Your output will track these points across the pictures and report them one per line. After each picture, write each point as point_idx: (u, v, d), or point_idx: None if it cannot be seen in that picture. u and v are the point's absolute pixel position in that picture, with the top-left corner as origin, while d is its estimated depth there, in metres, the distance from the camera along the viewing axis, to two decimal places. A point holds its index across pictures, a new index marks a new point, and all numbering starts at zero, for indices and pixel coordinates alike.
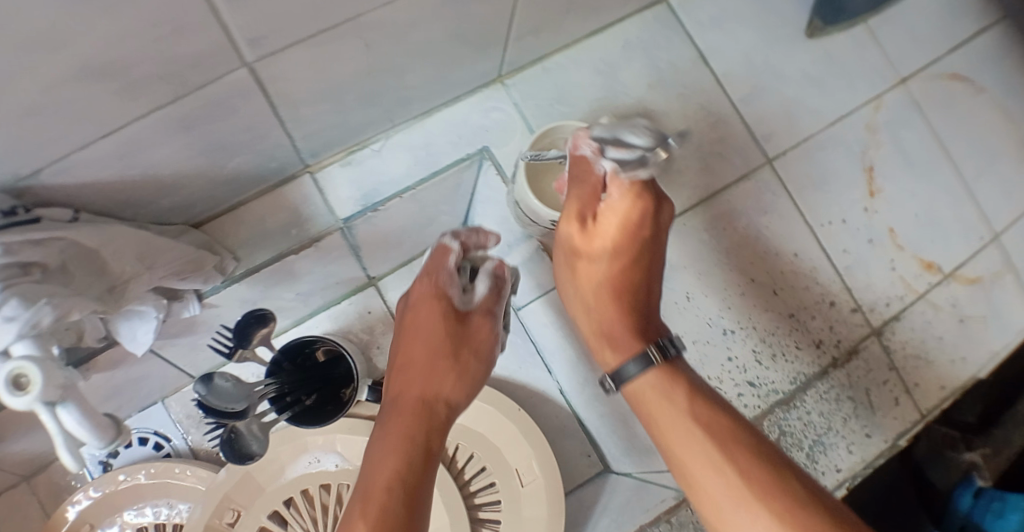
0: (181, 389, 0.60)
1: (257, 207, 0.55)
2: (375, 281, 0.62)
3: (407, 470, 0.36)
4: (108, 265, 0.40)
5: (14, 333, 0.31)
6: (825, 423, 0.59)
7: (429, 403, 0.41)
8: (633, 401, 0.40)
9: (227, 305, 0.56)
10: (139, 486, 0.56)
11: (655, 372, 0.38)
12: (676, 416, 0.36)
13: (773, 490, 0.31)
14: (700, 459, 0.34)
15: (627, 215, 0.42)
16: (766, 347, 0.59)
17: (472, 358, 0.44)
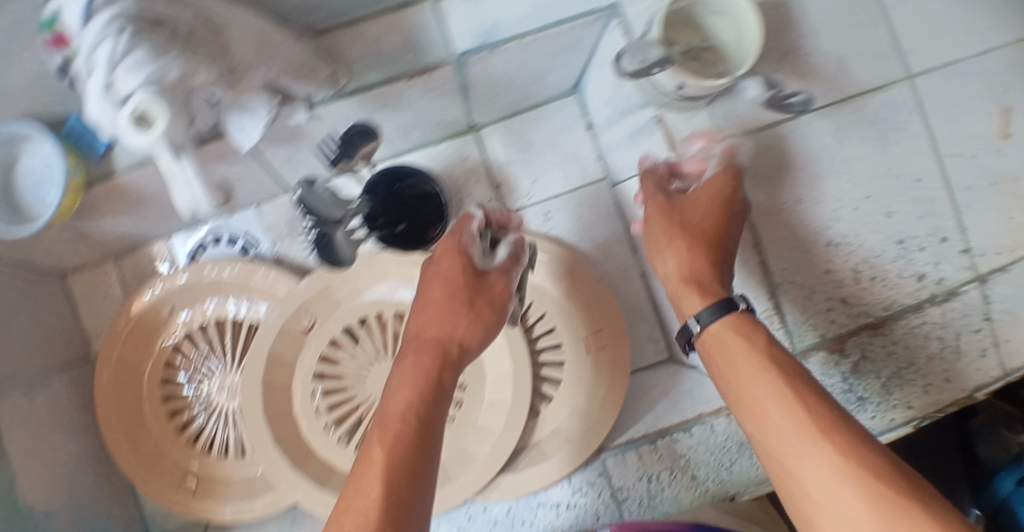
0: (274, 199, 0.61)
1: (376, 21, 0.46)
2: (477, 130, 0.61)
3: (420, 402, 0.40)
4: (231, 47, 0.38)
5: (139, 79, 0.31)
6: (907, 357, 0.57)
7: (447, 344, 0.44)
8: (706, 348, 0.43)
9: (327, 121, 0.51)
10: (221, 282, 0.58)
11: (732, 320, 0.42)
12: (749, 359, 0.39)
13: (841, 438, 0.32)
14: (765, 392, 0.37)
15: (719, 191, 0.48)
16: (868, 268, 0.57)
17: (485, 306, 0.46)
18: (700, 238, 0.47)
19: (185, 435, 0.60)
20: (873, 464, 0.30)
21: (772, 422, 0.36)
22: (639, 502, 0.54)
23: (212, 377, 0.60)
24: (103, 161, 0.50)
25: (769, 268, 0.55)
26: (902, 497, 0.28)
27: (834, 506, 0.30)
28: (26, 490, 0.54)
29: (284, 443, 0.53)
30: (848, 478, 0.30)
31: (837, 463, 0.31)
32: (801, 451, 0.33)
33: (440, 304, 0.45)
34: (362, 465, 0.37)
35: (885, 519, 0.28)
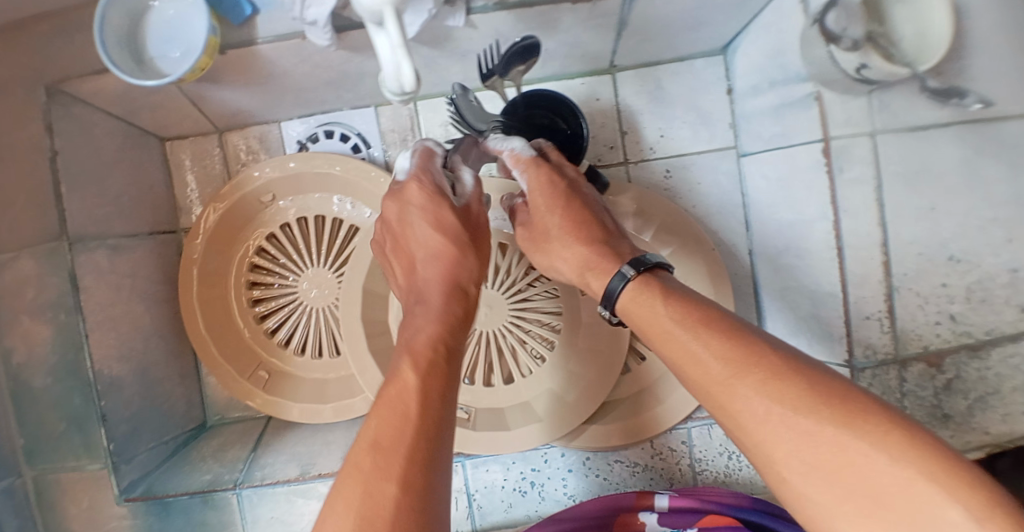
0: (395, 103, 0.61)
1: None
2: (613, 72, 0.65)
3: (446, 335, 0.36)
4: None
5: None
6: (1003, 386, 0.50)
7: (458, 281, 0.40)
8: (626, 321, 0.37)
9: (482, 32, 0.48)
10: (330, 179, 0.57)
11: (634, 286, 0.37)
12: (657, 317, 0.34)
13: (794, 372, 0.27)
14: (696, 349, 0.30)
15: (541, 180, 0.46)
16: (988, 292, 0.47)
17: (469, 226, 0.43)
18: (578, 237, 0.42)
19: (263, 326, 0.61)
20: (796, 376, 0.26)
21: (732, 395, 0.28)
22: (715, 476, 0.55)
23: (300, 275, 0.60)
24: (244, 28, 0.46)
25: (889, 270, 0.52)
26: (849, 410, 0.24)
27: (787, 443, 0.25)
28: (117, 350, 0.54)
29: (375, 348, 0.54)
30: (786, 410, 0.25)
31: (770, 388, 0.26)
32: (729, 381, 0.28)
33: (434, 231, 0.41)
34: (378, 429, 0.29)
35: (830, 430, 0.24)
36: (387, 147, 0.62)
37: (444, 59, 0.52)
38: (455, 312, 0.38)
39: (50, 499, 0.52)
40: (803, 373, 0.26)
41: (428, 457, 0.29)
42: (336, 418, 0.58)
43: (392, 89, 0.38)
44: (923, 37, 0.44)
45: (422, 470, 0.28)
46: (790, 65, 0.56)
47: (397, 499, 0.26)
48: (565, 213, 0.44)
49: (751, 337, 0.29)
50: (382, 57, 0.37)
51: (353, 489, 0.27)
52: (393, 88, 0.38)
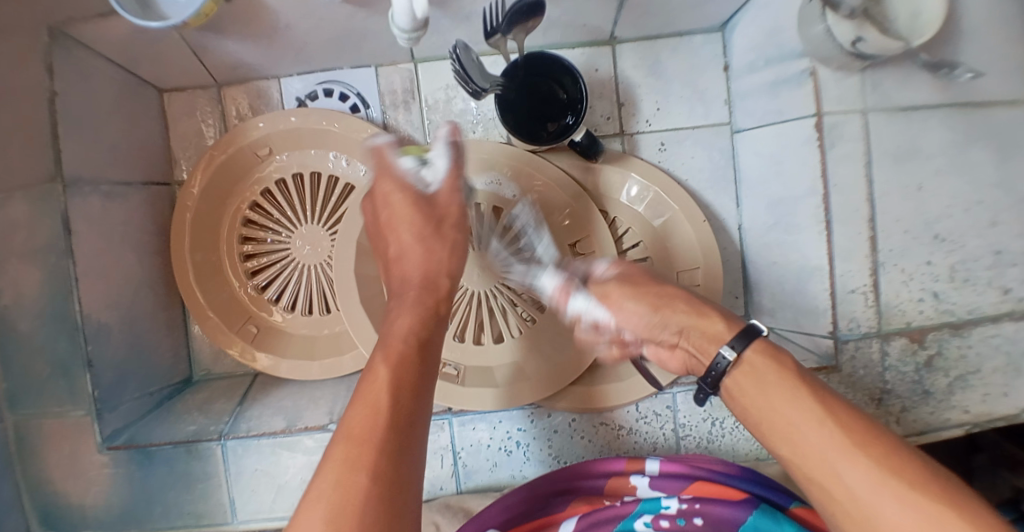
0: (395, 64, 0.61)
1: None
2: (613, 45, 0.66)
3: (419, 328, 0.41)
4: None
5: None
6: (977, 364, 0.56)
7: (432, 280, 0.45)
8: (736, 380, 0.39)
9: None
10: (329, 135, 0.57)
11: (758, 347, 0.38)
12: (775, 384, 0.36)
13: (873, 437, 0.32)
14: (791, 402, 0.34)
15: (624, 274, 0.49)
16: (962, 271, 0.54)
17: (452, 230, 0.47)
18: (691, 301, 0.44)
19: (253, 282, 0.61)
20: (885, 442, 0.31)
21: (805, 436, 0.33)
22: (697, 442, 0.55)
23: (294, 232, 0.60)
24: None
25: (875, 246, 0.54)
26: (923, 478, 0.29)
27: (879, 498, 0.29)
28: (105, 297, 0.54)
29: (367, 304, 0.53)
30: (877, 469, 0.30)
31: (858, 444, 0.31)
32: (821, 426, 0.33)
33: (414, 227, 0.46)
34: (352, 422, 0.33)
35: (914, 494, 0.28)
36: (385, 107, 0.63)
37: (447, 20, 0.53)
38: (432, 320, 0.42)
39: (29, 444, 0.51)
40: (887, 440, 0.31)
41: (396, 445, 0.32)
42: (324, 374, 0.58)
43: (400, 26, 0.42)
44: (917, 18, 0.47)
45: (391, 453, 0.32)
46: (789, 44, 0.55)
47: (367, 487, 0.30)
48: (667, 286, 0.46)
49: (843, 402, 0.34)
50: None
51: (337, 477, 0.30)
52: (402, 25, 0.41)
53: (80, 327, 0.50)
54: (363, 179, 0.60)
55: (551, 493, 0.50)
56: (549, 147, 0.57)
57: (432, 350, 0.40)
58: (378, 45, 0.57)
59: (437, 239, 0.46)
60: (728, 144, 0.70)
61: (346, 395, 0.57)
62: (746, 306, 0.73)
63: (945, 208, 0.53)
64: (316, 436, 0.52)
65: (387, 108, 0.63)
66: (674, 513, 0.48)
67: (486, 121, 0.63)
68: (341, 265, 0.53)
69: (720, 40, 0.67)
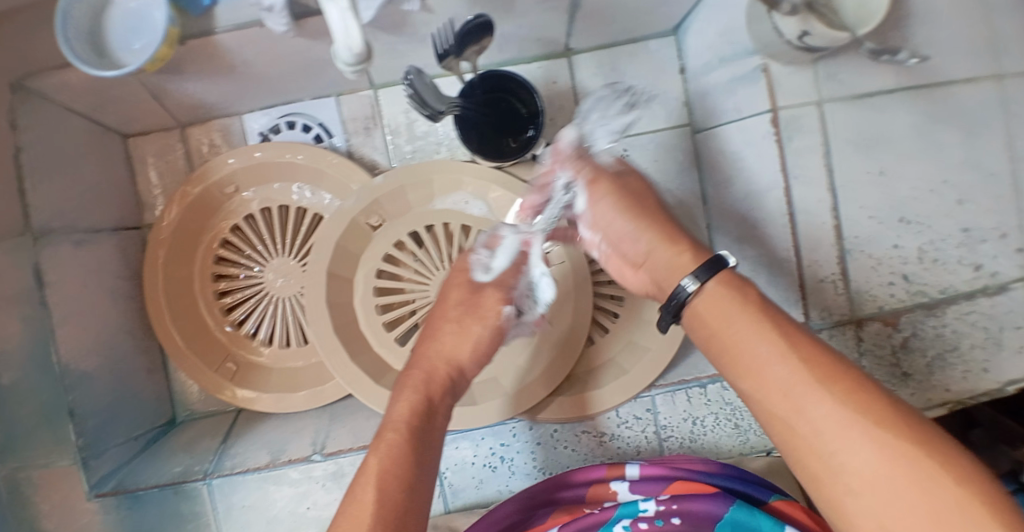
0: (355, 92, 0.62)
1: None
2: (569, 55, 0.66)
3: (417, 420, 0.44)
4: None
5: None
6: (954, 342, 0.57)
7: (447, 373, 0.48)
8: (693, 322, 0.40)
9: (438, 17, 0.51)
10: (294, 167, 0.57)
11: (722, 282, 0.39)
12: (739, 317, 0.37)
13: (844, 382, 0.32)
14: (755, 338, 0.35)
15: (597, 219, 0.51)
16: (932, 251, 0.56)
17: (477, 321, 0.50)
18: (665, 229, 0.46)
19: (231, 317, 0.61)
20: (847, 377, 0.32)
21: (769, 373, 0.34)
22: (681, 443, 0.55)
23: (266, 265, 0.60)
24: (203, 19, 0.47)
25: (840, 234, 0.55)
26: (888, 413, 0.30)
27: (833, 434, 0.31)
28: (83, 343, 0.54)
29: (342, 330, 0.54)
30: (837, 404, 0.31)
31: (819, 381, 0.32)
32: (782, 359, 0.34)
33: (451, 323, 0.50)
34: (343, 522, 0.37)
35: (877, 428, 0.30)
36: (349, 135, 0.63)
37: (401, 44, 0.54)
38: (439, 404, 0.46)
39: (19, 498, 0.51)
40: (850, 374, 0.32)
41: (388, 524, 0.37)
42: (304, 405, 0.58)
43: (343, 60, 0.41)
44: (861, 8, 0.48)
45: None
46: (738, 42, 0.56)
47: None
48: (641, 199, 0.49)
49: (806, 338, 0.35)
50: (331, 28, 0.39)
51: None
52: (344, 58, 0.40)
53: (60, 376, 0.50)
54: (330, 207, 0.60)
55: (533, 505, 0.50)
56: (513, 161, 0.57)
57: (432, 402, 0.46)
58: (337, 74, 0.58)
59: (472, 347, 0.50)
60: (691, 144, 0.70)
61: (328, 424, 0.58)
62: None
63: (909, 190, 0.55)
64: (300, 468, 0.52)
65: (350, 135, 0.63)
66: (653, 514, 0.48)
67: (447, 143, 0.63)
68: (313, 295, 0.53)
69: (675, 43, 0.68)
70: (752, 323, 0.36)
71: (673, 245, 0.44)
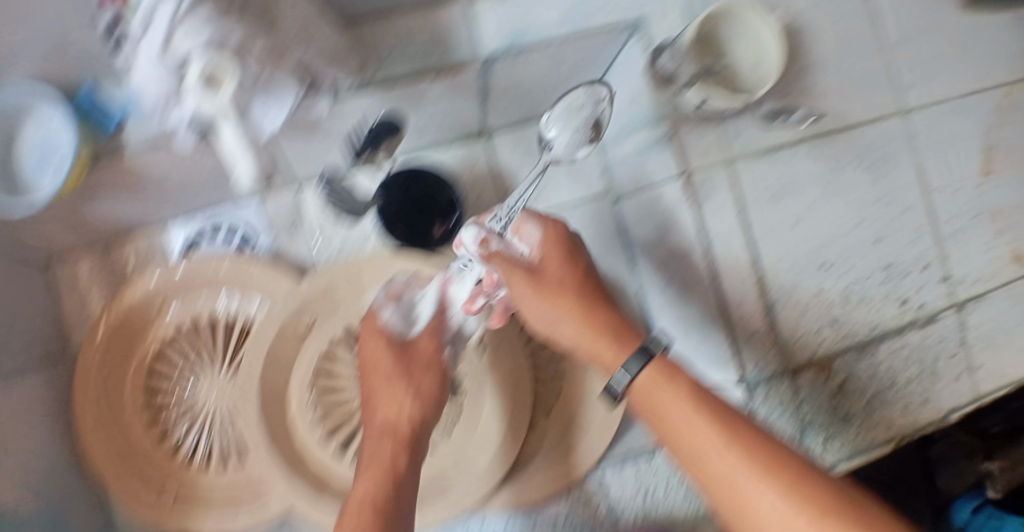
0: (276, 195, 0.62)
1: (407, 18, 0.48)
2: (487, 134, 0.66)
3: (382, 489, 0.47)
4: (278, 23, 0.38)
5: (198, 47, 0.32)
6: (890, 378, 0.61)
7: (399, 431, 0.52)
8: (636, 403, 0.47)
9: (345, 116, 0.51)
10: (216, 277, 0.58)
11: (653, 368, 0.46)
12: (676, 407, 0.44)
13: (775, 458, 0.41)
14: (698, 433, 0.43)
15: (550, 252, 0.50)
16: (856, 292, 0.60)
17: (422, 372, 0.55)
18: (584, 314, 0.50)
19: (165, 436, 0.59)
20: (783, 471, 0.40)
21: (717, 464, 0.42)
22: (635, 516, 0.59)
23: (199, 376, 0.61)
24: None
25: (764, 289, 0.57)
26: (824, 498, 0.38)
27: (781, 520, 0.39)
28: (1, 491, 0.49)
29: (278, 446, 0.53)
30: (780, 496, 0.39)
31: (762, 472, 0.40)
32: (721, 453, 0.42)
33: (394, 384, 0.53)
34: None
35: (812, 517, 0.38)
36: (275, 237, 0.63)
37: (314, 141, 0.53)
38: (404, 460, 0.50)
39: None
40: (789, 466, 0.40)
41: None
42: (247, 525, 0.56)
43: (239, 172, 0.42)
44: (759, 67, 0.55)
45: None
46: (642, 108, 0.56)
47: None
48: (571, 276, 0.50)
49: (741, 427, 0.42)
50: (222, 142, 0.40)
51: None
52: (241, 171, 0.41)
53: None
54: (258, 314, 0.59)
55: None
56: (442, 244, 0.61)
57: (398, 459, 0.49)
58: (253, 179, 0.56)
59: (416, 403, 0.53)
60: None
61: None
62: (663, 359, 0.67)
63: (829, 236, 0.59)
64: None
65: (277, 238, 0.63)
66: None
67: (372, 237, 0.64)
68: (246, 412, 0.52)
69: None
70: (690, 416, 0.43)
71: (595, 332, 0.49)
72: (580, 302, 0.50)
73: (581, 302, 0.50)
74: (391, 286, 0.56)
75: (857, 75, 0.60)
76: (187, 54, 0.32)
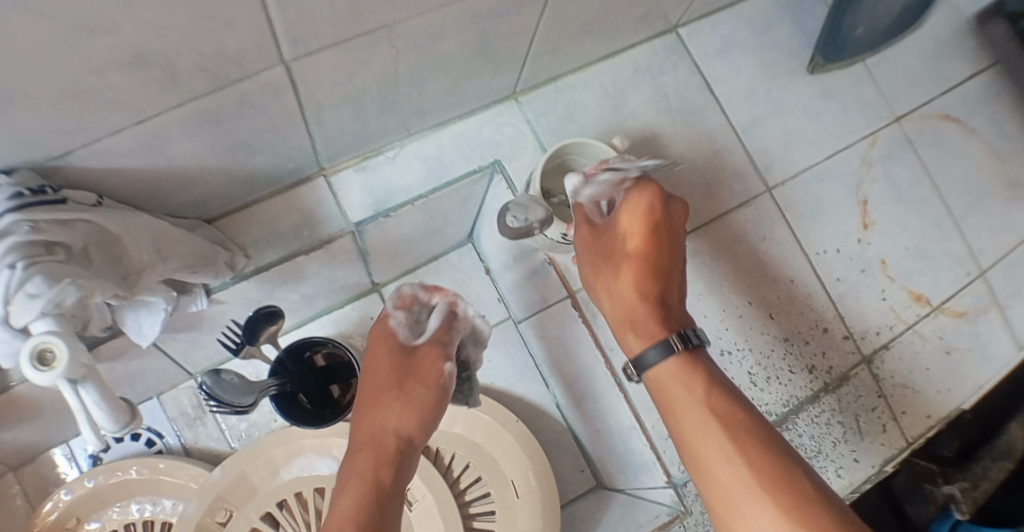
0: (178, 386, 0.60)
1: (269, 206, 0.54)
2: (378, 288, 0.67)
3: (364, 508, 0.43)
4: (127, 253, 0.40)
5: (38, 309, 0.32)
6: (816, 446, 0.60)
7: (387, 443, 0.48)
8: (657, 389, 0.45)
9: (233, 303, 0.54)
10: (130, 482, 0.56)
11: (677, 362, 0.44)
12: (692, 406, 0.42)
13: (785, 477, 0.37)
14: (706, 439, 0.41)
15: (639, 208, 0.49)
16: (762, 370, 0.61)
17: (419, 385, 0.50)
18: (643, 290, 0.48)
19: None
20: (791, 487, 0.36)
21: (717, 475, 0.39)
22: None
23: None
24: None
25: None
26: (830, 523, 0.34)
27: None
28: None
29: None
30: (778, 515, 0.35)
31: (765, 493, 0.37)
32: (730, 459, 0.39)
33: (392, 392, 0.50)
34: None
35: None
36: (180, 430, 0.60)
37: (204, 334, 0.55)
38: (382, 482, 0.45)
39: None
40: (797, 481, 0.37)
41: None
42: None
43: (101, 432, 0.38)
44: None
45: None
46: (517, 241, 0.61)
47: None
48: (648, 245, 0.49)
49: (751, 437, 0.40)
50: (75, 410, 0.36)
51: None
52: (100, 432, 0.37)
53: None
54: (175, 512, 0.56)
55: None
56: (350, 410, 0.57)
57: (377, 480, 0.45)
58: (151, 379, 0.57)
59: (410, 411, 0.49)
60: None
61: None
62: (595, 474, 0.64)
63: (722, 325, 0.60)
64: None
65: (183, 430, 0.60)
66: None
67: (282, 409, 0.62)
68: None
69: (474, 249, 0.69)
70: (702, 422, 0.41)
71: (658, 324, 0.46)
72: (660, 284, 0.48)
73: (651, 287, 0.48)
74: (398, 299, 0.54)
75: (716, 167, 0.64)
76: (28, 320, 0.32)
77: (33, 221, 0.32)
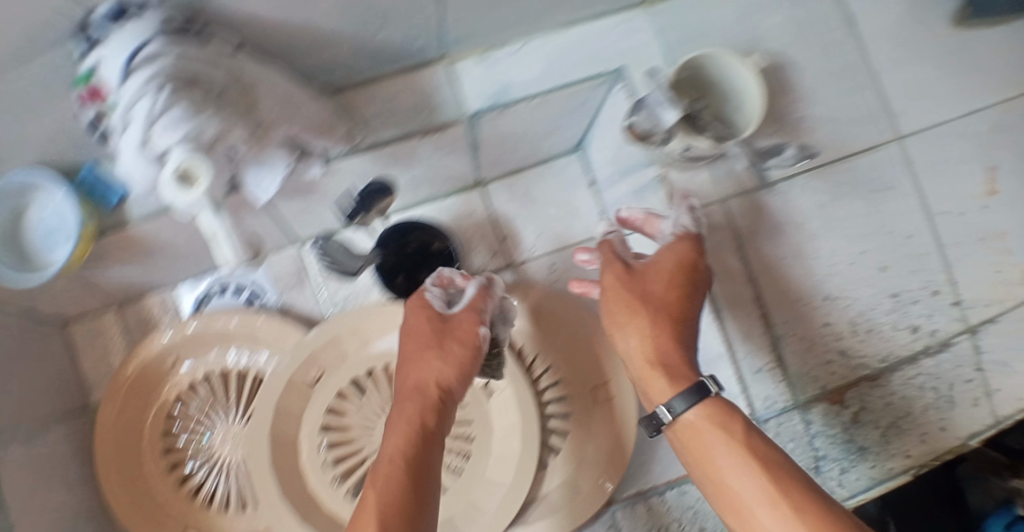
0: (281, 250, 0.63)
1: (392, 84, 0.53)
2: (481, 185, 0.65)
3: (412, 448, 0.44)
4: (257, 104, 0.40)
5: (177, 138, 0.34)
6: (905, 408, 0.58)
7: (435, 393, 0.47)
8: (680, 443, 0.46)
9: (343, 173, 0.54)
10: (230, 332, 0.58)
11: (708, 407, 0.45)
12: (719, 449, 0.42)
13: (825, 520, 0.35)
14: (739, 475, 0.40)
15: (678, 256, 0.53)
16: (865, 321, 0.58)
17: (459, 345, 0.49)
18: (662, 321, 0.50)
19: (184, 487, 0.59)
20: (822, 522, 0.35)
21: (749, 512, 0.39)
22: None
23: (211, 430, 0.60)
24: (116, 213, 0.49)
25: (771, 323, 0.57)
26: None
27: None
28: None
29: (292, 498, 0.53)
30: None
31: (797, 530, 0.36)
32: (761, 498, 0.39)
33: (433, 351, 0.49)
34: None
35: None
36: (280, 292, 0.64)
37: (315, 203, 0.56)
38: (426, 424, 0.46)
39: None
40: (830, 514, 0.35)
41: None
42: None
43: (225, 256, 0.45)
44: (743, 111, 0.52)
45: None
46: (634, 154, 0.60)
47: None
48: (682, 289, 0.51)
49: (787, 476, 0.38)
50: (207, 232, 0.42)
51: None
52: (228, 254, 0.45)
53: None
54: (268, 365, 0.60)
55: None
56: None
57: (422, 421, 0.46)
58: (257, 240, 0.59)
59: (453, 363, 0.49)
60: None
61: None
62: None
63: (828, 270, 0.58)
64: None
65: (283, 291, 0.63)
66: None
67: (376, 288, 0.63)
68: (256, 460, 0.52)
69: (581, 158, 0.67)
70: (730, 458, 0.41)
71: (680, 367, 0.48)
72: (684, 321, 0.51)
73: (673, 313, 0.51)
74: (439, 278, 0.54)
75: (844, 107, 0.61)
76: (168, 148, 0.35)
77: (182, 50, 0.33)
